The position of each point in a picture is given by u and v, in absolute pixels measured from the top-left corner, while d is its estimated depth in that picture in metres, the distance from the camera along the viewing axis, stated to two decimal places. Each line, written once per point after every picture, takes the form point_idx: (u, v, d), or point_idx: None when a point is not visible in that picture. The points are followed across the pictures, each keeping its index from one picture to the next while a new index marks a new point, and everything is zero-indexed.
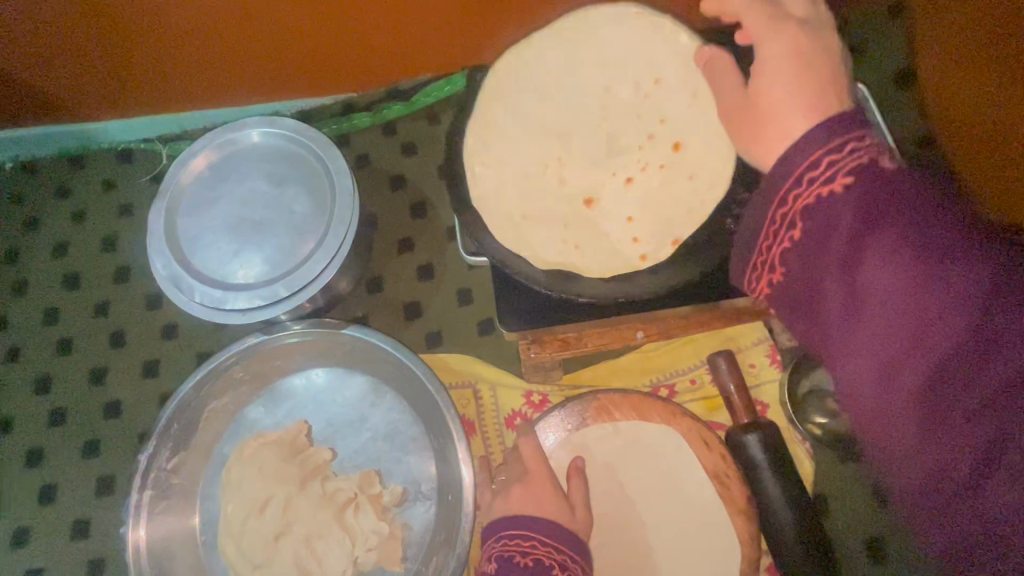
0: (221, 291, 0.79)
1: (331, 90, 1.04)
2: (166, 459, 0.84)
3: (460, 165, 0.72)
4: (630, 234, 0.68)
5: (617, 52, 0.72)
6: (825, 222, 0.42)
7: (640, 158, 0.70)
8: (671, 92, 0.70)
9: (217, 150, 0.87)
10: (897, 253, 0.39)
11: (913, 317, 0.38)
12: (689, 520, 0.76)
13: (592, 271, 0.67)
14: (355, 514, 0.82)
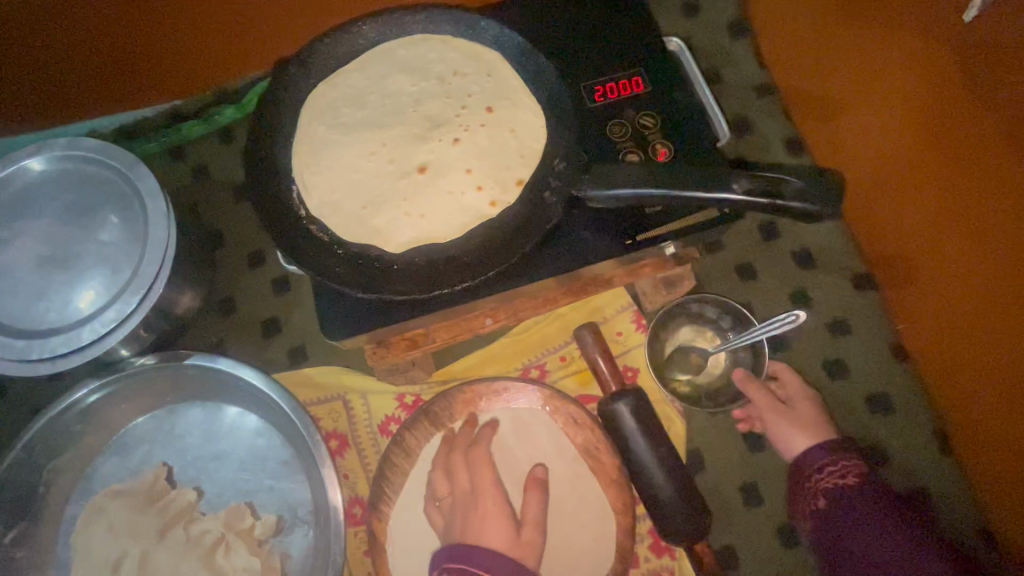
0: (24, 341, 0.71)
1: (150, 100, 0.94)
2: (1, 533, 0.76)
3: (266, 168, 0.66)
4: (472, 184, 0.64)
5: (409, 44, 0.71)
6: (818, 461, 0.72)
7: (460, 123, 0.67)
8: (469, 72, 0.70)
9: (7, 184, 0.77)
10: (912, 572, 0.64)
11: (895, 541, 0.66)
12: (566, 498, 0.76)
13: (444, 233, 0.62)
14: (225, 555, 0.77)
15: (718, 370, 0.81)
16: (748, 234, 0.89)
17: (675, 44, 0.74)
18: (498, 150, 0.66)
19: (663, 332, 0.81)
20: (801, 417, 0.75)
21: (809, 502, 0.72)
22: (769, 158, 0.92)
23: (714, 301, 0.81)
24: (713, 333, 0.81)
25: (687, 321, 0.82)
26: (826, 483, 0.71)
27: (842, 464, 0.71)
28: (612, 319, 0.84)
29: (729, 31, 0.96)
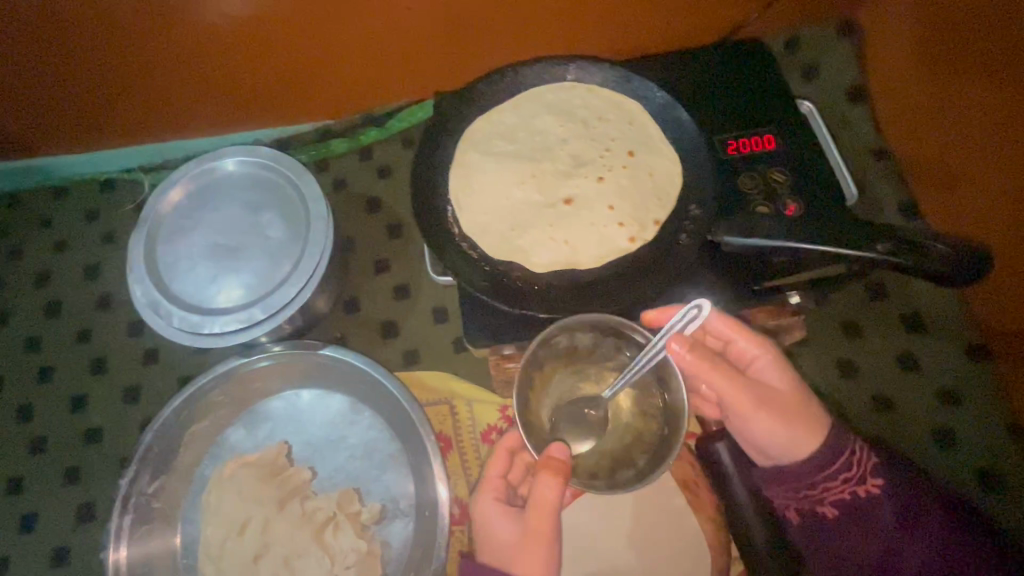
0: (197, 316, 0.81)
1: (307, 117, 1.07)
2: (146, 483, 0.85)
3: (429, 189, 0.74)
4: (614, 220, 0.71)
5: (559, 90, 0.79)
6: (817, 462, 0.63)
7: (604, 164, 0.75)
8: (612, 118, 0.77)
9: (196, 180, 0.89)
10: (930, 549, 0.60)
11: (898, 533, 0.61)
12: (660, 526, 0.78)
13: (588, 261, 0.69)
14: (334, 534, 0.83)
15: (619, 417, 0.65)
16: (855, 292, 0.91)
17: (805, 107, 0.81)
18: (638, 191, 0.73)
19: (538, 370, 0.65)
20: (760, 400, 0.64)
21: (803, 509, 0.66)
22: (882, 219, 0.94)
23: (592, 324, 0.64)
24: (617, 367, 0.66)
25: (563, 357, 0.66)
26: (831, 495, 0.64)
27: (851, 477, 0.63)
28: None
29: (848, 95, 1.00)
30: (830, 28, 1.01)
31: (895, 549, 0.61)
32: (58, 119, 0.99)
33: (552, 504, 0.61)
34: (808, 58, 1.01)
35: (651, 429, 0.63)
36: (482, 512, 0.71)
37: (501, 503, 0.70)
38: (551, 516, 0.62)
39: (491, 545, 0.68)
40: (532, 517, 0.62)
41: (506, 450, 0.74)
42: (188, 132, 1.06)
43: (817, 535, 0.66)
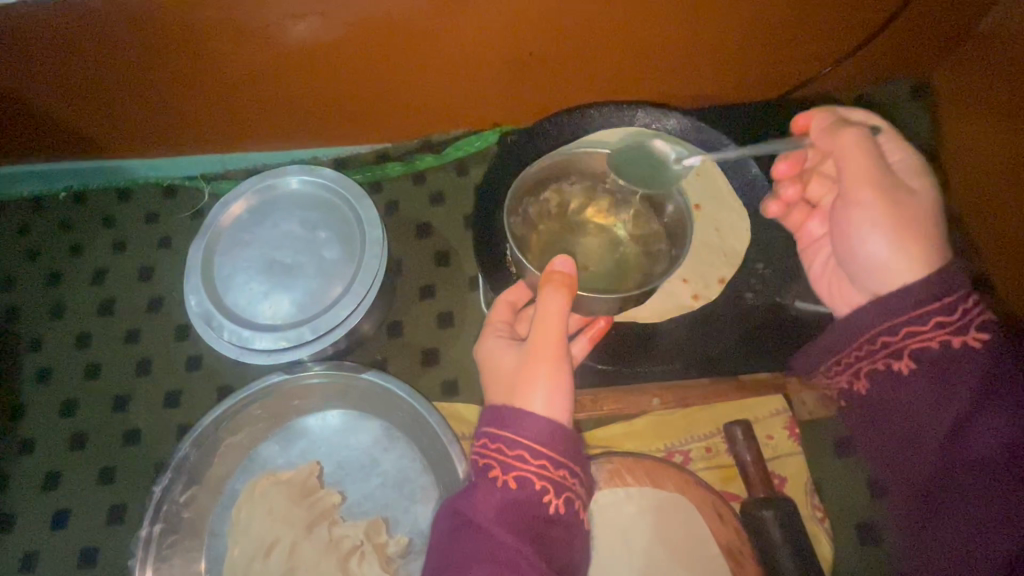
0: (248, 330, 0.82)
1: (367, 139, 1.09)
2: (179, 492, 0.85)
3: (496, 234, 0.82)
4: (679, 276, 0.80)
5: (628, 143, 0.86)
6: (909, 304, 0.59)
7: None
8: (680, 174, 0.84)
9: (256, 195, 0.91)
10: (1011, 427, 0.55)
11: (977, 405, 0.57)
12: None
13: (651, 314, 0.78)
14: (360, 564, 0.81)
15: (626, 258, 0.76)
16: None
17: None
18: (700, 247, 0.81)
19: (535, 226, 0.75)
20: (883, 187, 0.61)
21: (874, 362, 0.61)
22: None
23: (583, 173, 0.78)
24: (612, 213, 0.78)
25: (556, 215, 0.78)
26: (914, 344, 0.59)
27: (940, 330, 0.58)
28: (765, 421, 0.83)
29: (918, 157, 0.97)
30: (901, 89, 1.00)
31: (968, 420, 0.57)
32: (132, 125, 1.02)
33: (559, 319, 0.62)
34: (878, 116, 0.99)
35: (658, 262, 0.73)
36: (486, 352, 0.68)
37: (503, 339, 0.69)
38: (558, 330, 0.62)
39: (495, 385, 0.65)
40: (536, 336, 0.62)
41: (508, 305, 0.74)
42: (252, 145, 1.09)
43: (880, 393, 0.62)
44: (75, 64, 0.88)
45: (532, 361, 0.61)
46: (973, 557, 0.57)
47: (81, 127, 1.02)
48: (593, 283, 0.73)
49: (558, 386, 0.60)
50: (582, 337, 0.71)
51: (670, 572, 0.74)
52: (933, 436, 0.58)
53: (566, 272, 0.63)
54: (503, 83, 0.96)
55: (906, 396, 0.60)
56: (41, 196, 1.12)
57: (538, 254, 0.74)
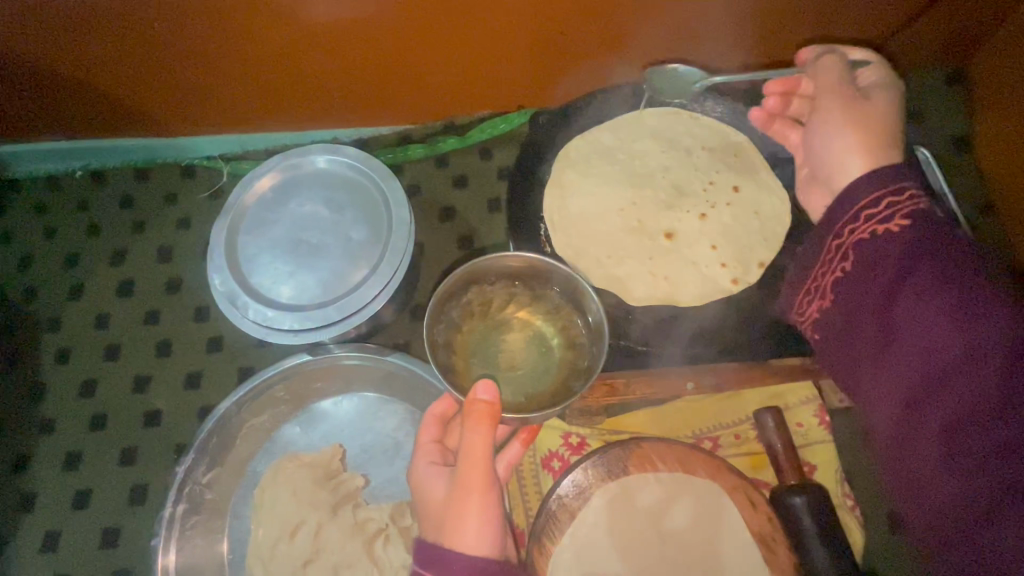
0: (274, 310, 0.81)
1: (389, 121, 1.08)
2: (202, 473, 0.85)
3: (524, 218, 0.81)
4: (717, 260, 0.78)
5: (663, 125, 0.85)
6: (857, 197, 0.59)
7: (708, 199, 0.81)
8: (715, 155, 0.83)
9: (281, 173, 0.89)
10: (942, 295, 0.52)
11: (912, 275, 0.54)
12: None
13: (687, 297, 0.77)
14: (385, 547, 0.81)
15: (553, 356, 0.73)
16: None
17: (921, 154, 0.84)
18: (739, 229, 0.79)
19: (457, 329, 0.73)
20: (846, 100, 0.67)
21: (833, 271, 0.62)
22: None
23: (499, 272, 0.75)
24: (534, 311, 0.75)
25: (479, 313, 0.75)
26: (858, 235, 0.59)
27: (885, 213, 0.57)
28: (795, 408, 0.82)
29: (952, 144, 0.95)
30: (937, 76, 0.98)
31: (906, 293, 0.55)
32: (152, 104, 1.01)
33: (484, 450, 0.62)
34: (913, 103, 0.97)
35: (583, 357, 0.72)
36: (419, 478, 0.71)
37: (435, 465, 0.71)
38: (483, 461, 0.63)
39: (431, 511, 0.67)
40: (462, 470, 0.63)
41: (436, 418, 0.75)
42: (272, 126, 1.07)
43: (838, 294, 0.61)
44: (97, 40, 0.87)
45: (460, 497, 0.63)
46: (921, 437, 0.53)
47: (101, 107, 1.00)
48: (518, 389, 0.71)
49: (486, 515, 0.62)
50: (515, 441, 0.75)
51: (692, 562, 0.74)
52: (883, 321, 0.57)
53: (487, 404, 0.60)
54: (530, 64, 0.95)
55: (856, 285, 0.59)
56: (58, 174, 1.11)
57: (463, 362, 0.72)
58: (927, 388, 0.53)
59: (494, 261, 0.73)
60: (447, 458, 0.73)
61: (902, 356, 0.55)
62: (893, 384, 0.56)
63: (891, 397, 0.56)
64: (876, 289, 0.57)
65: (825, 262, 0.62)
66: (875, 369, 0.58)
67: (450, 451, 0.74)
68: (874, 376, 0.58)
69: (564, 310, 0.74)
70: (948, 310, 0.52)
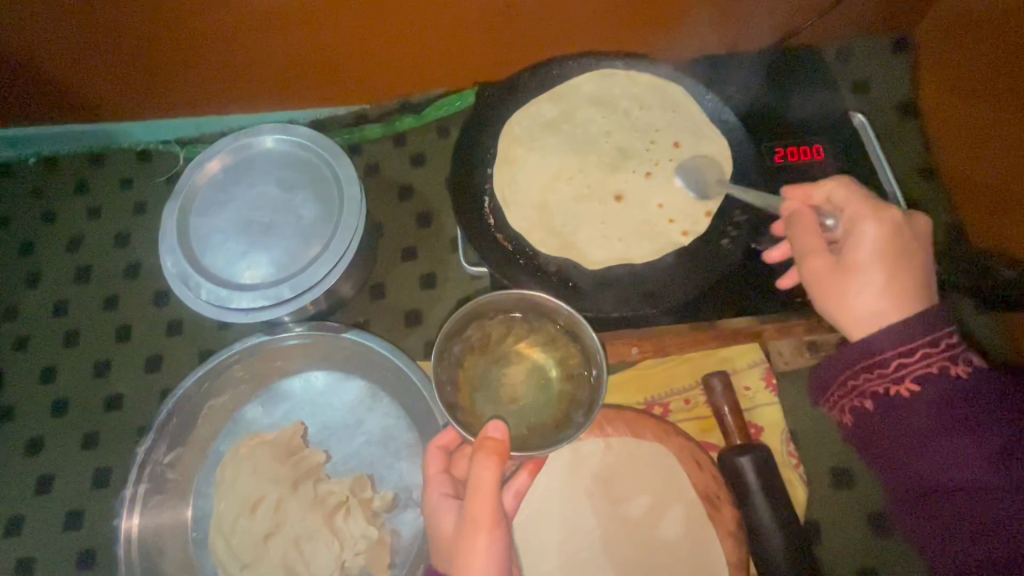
0: (225, 290, 0.81)
1: (345, 100, 1.07)
2: (163, 453, 0.85)
3: (472, 195, 0.83)
4: (665, 216, 0.81)
5: (604, 93, 0.88)
6: (890, 342, 0.55)
7: (652, 158, 0.84)
8: (655, 114, 0.86)
9: (231, 154, 0.89)
10: (987, 456, 0.50)
11: (951, 427, 0.52)
12: (681, 542, 0.75)
13: (640, 255, 0.79)
14: (345, 519, 0.82)
15: (552, 386, 0.74)
16: None
17: (857, 120, 0.85)
18: (682, 183, 0.82)
19: (459, 365, 0.74)
20: (839, 284, 0.60)
21: (848, 405, 0.59)
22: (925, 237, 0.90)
23: (498, 307, 0.75)
24: (533, 344, 0.76)
25: (479, 347, 0.76)
26: (879, 386, 0.56)
27: (912, 366, 0.54)
28: (744, 372, 0.84)
29: (899, 111, 0.96)
30: (883, 42, 0.99)
31: (941, 456, 0.52)
32: (99, 89, 0.99)
33: (493, 483, 0.63)
34: (859, 71, 0.98)
35: (583, 389, 0.73)
36: (432, 508, 0.72)
37: (448, 497, 0.72)
38: (491, 496, 0.63)
39: (442, 547, 0.68)
40: (472, 504, 0.63)
41: (441, 449, 0.76)
42: (227, 108, 1.07)
43: (858, 430, 0.58)
44: (35, 23, 0.85)
45: (469, 528, 0.63)
46: None
47: (48, 93, 0.99)
48: (519, 421, 0.72)
49: (493, 554, 0.63)
50: (522, 471, 0.73)
51: (661, 553, 0.75)
52: (916, 461, 0.54)
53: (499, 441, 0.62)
54: (480, 41, 0.95)
55: (885, 433, 0.56)
56: (11, 162, 1.09)
57: (465, 396, 0.73)
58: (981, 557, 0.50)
59: (491, 299, 0.73)
60: (458, 490, 0.73)
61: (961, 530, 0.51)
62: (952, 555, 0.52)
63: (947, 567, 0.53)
64: (910, 446, 0.54)
65: (839, 396, 0.59)
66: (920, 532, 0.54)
67: (460, 481, 0.75)
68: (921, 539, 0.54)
69: (561, 342, 0.75)
70: (990, 461, 0.50)
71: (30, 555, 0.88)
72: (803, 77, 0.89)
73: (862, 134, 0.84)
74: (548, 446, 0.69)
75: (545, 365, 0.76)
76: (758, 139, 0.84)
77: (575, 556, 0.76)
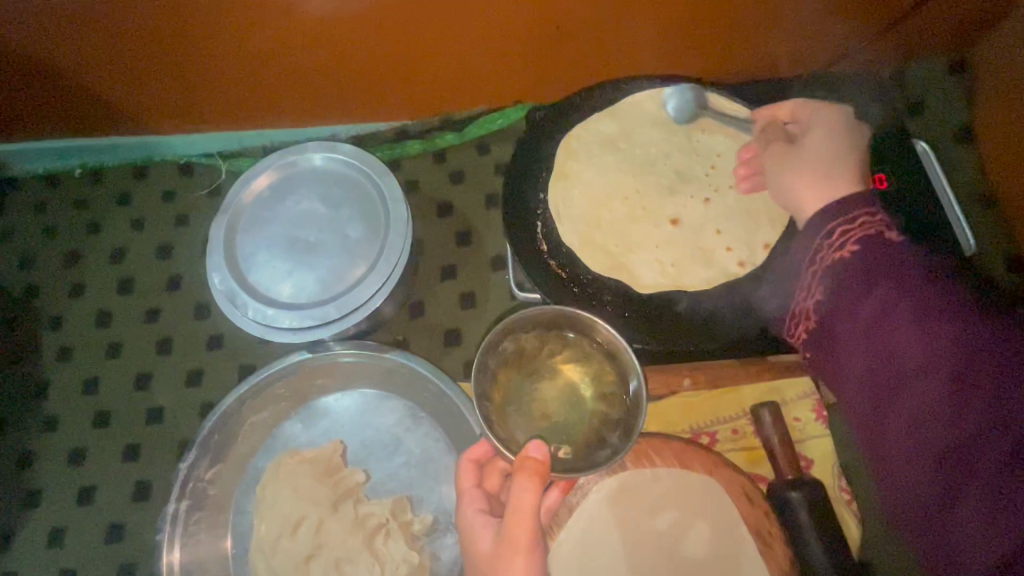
0: (272, 309, 0.81)
1: (387, 117, 1.07)
2: (205, 469, 0.86)
3: (519, 219, 0.82)
4: (722, 243, 0.80)
5: (669, 114, 0.86)
6: (832, 214, 0.64)
7: (710, 182, 0.83)
8: (715, 138, 0.84)
9: (278, 171, 0.90)
10: (909, 299, 0.56)
11: (880, 283, 0.58)
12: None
13: (696, 284, 0.78)
14: (385, 542, 0.81)
15: (586, 406, 0.74)
16: None
17: (921, 146, 0.83)
18: (741, 211, 0.81)
19: (493, 379, 0.74)
20: (782, 156, 0.72)
21: (810, 298, 0.66)
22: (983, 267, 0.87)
23: (533, 322, 0.75)
24: (568, 360, 0.76)
25: (513, 362, 0.76)
26: (833, 255, 0.63)
27: (853, 232, 0.62)
28: (793, 403, 0.82)
29: (955, 137, 0.94)
30: (939, 65, 0.96)
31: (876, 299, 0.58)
32: (147, 104, 1.01)
33: (533, 505, 0.62)
34: (913, 94, 0.96)
35: (615, 409, 0.73)
36: (467, 526, 0.70)
37: (483, 513, 0.71)
38: (530, 517, 0.62)
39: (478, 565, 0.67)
40: (510, 524, 0.62)
41: (471, 463, 0.75)
42: (270, 123, 1.07)
43: (821, 323, 0.65)
44: (92, 40, 0.87)
45: (507, 547, 0.62)
46: (927, 454, 0.53)
47: (97, 106, 1.01)
48: (552, 438, 0.72)
49: None
50: (554, 487, 0.73)
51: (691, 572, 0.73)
52: (883, 356, 0.57)
53: (538, 460, 0.62)
54: (526, 61, 0.94)
55: (832, 304, 0.63)
56: (57, 174, 1.11)
57: (498, 410, 0.72)
58: (923, 413, 0.53)
59: (528, 314, 0.74)
60: (494, 508, 0.72)
61: (906, 386, 0.55)
62: (892, 417, 0.56)
63: (894, 432, 0.56)
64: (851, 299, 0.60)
65: (807, 288, 0.67)
66: (866, 401, 0.59)
67: (494, 496, 0.73)
68: (870, 407, 0.59)
69: (597, 360, 0.75)
70: (907, 302, 0.56)
71: (72, 566, 0.88)
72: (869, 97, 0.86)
73: (925, 166, 0.83)
74: (582, 467, 0.69)
75: (576, 380, 0.75)
76: None
77: None
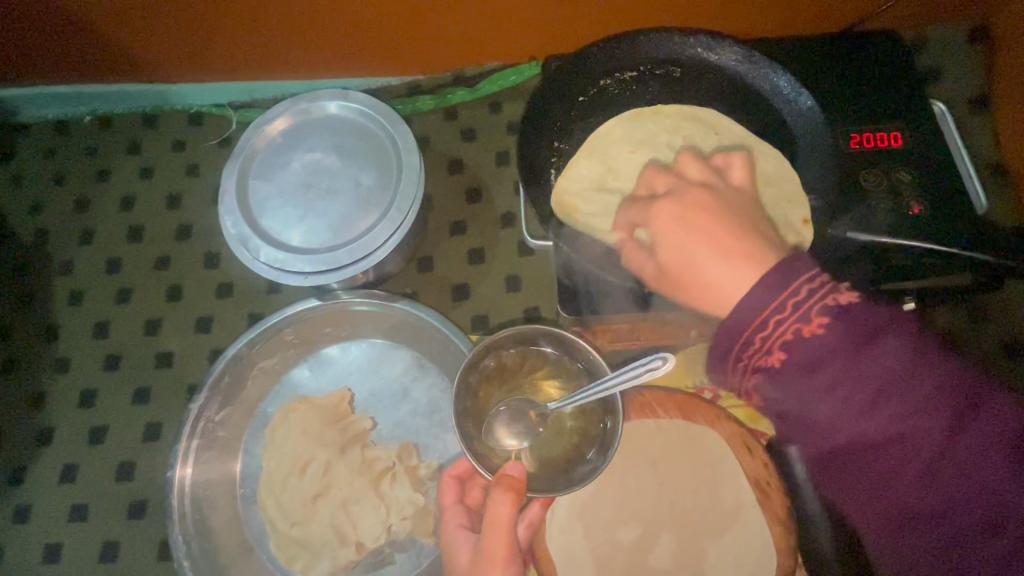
0: (283, 254, 0.82)
1: (399, 70, 1.06)
2: (215, 410, 0.87)
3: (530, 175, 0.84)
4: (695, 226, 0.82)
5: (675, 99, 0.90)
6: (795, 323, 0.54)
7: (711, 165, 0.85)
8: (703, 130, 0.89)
9: (292, 117, 0.90)
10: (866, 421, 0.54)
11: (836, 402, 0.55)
12: (717, 537, 0.76)
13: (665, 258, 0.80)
14: (392, 485, 0.84)
15: (564, 423, 0.74)
16: (953, 307, 0.86)
17: (938, 108, 0.85)
18: None
19: (475, 393, 0.75)
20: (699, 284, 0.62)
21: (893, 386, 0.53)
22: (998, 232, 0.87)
23: (516, 338, 0.76)
24: (547, 376, 0.77)
25: (494, 376, 0.77)
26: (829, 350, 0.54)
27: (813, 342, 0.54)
28: None
29: (970, 103, 0.93)
30: (959, 30, 0.95)
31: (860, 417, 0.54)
32: (155, 49, 1.00)
33: (506, 521, 0.64)
34: (931, 59, 0.95)
35: (594, 427, 0.73)
36: (448, 540, 0.73)
37: (463, 528, 0.73)
38: (504, 532, 0.64)
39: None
40: (487, 543, 0.64)
41: (452, 480, 0.77)
42: (280, 73, 1.06)
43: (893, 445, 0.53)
44: None
45: (483, 564, 0.64)
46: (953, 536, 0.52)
47: (108, 52, 1.00)
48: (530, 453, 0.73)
49: None
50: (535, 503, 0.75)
51: None
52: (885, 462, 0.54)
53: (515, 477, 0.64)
54: (541, 14, 0.93)
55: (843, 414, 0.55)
56: (65, 120, 1.10)
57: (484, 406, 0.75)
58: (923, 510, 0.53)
59: (512, 332, 0.74)
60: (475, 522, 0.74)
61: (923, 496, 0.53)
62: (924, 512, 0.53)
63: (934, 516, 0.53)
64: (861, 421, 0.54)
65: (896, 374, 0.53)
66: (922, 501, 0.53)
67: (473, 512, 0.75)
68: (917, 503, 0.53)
69: (578, 380, 0.75)
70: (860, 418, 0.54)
71: (84, 502, 0.90)
72: (885, 61, 0.86)
73: (940, 124, 0.83)
74: (564, 485, 0.69)
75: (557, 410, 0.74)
76: (828, 125, 0.83)
77: (607, 525, 0.78)
